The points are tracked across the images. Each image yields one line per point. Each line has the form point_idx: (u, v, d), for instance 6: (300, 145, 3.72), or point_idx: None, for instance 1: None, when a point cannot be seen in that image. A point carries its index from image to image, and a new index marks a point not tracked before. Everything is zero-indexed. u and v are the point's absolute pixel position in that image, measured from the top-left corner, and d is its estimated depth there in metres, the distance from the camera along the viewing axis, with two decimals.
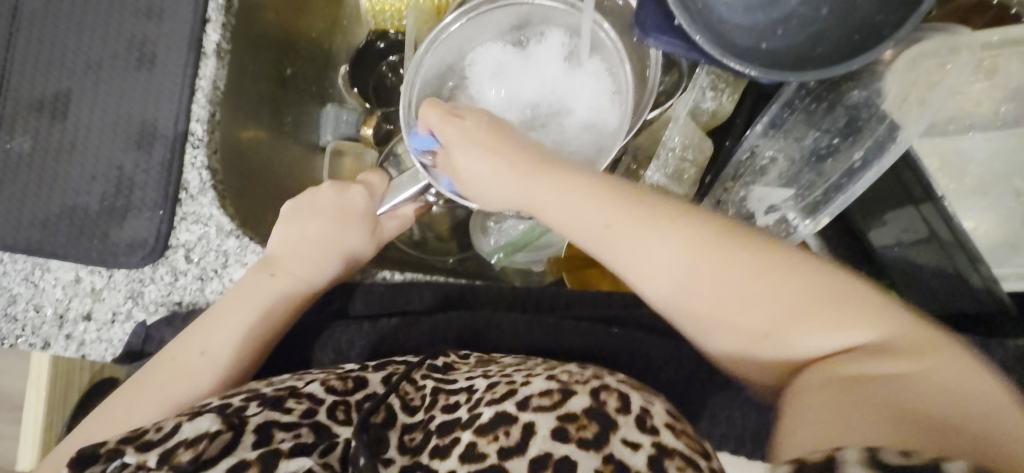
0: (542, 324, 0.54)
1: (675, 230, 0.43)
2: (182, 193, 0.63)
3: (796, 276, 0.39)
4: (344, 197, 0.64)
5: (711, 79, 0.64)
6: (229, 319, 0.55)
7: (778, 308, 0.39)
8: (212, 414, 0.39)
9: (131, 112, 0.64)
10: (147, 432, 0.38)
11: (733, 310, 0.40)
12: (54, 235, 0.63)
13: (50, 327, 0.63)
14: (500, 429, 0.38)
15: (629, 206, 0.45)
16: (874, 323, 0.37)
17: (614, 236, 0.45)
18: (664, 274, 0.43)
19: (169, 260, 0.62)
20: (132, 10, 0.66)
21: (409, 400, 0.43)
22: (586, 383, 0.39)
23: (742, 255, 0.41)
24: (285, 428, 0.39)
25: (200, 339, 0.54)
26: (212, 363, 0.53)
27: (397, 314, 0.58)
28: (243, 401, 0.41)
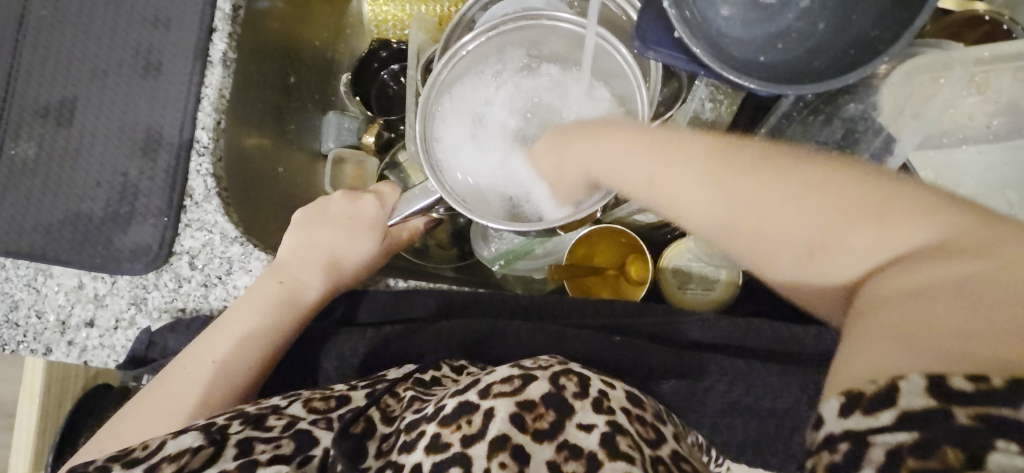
0: (545, 331, 0.54)
1: (702, 153, 0.37)
2: (186, 200, 0.63)
3: (842, 182, 0.34)
4: (354, 207, 0.66)
5: (710, 91, 0.66)
6: (236, 326, 0.55)
7: (814, 220, 0.34)
8: (195, 429, 0.39)
9: (136, 120, 0.65)
10: (134, 450, 0.38)
11: (750, 223, 0.36)
12: (57, 242, 0.64)
13: (52, 334, 0.63)
14: (462, 418, 0.37)
15: (643, 143, 0.40)
16: (929, 220, 0.31)
17: (631, 174, 0.40)
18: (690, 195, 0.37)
19: (173, 266, 0.63)
20: (139, 18, 0.67)
21: (390, 411, 0.43)
22: (549, 369, 0.40)
23: (768, 167, 0.35)
24: (265, 441, 0.40)
25: (208, 348, 0.54)
26: (220, 369, 0.53)
27: (400, 321, 0.58)
28: (226, 419, 0.41)
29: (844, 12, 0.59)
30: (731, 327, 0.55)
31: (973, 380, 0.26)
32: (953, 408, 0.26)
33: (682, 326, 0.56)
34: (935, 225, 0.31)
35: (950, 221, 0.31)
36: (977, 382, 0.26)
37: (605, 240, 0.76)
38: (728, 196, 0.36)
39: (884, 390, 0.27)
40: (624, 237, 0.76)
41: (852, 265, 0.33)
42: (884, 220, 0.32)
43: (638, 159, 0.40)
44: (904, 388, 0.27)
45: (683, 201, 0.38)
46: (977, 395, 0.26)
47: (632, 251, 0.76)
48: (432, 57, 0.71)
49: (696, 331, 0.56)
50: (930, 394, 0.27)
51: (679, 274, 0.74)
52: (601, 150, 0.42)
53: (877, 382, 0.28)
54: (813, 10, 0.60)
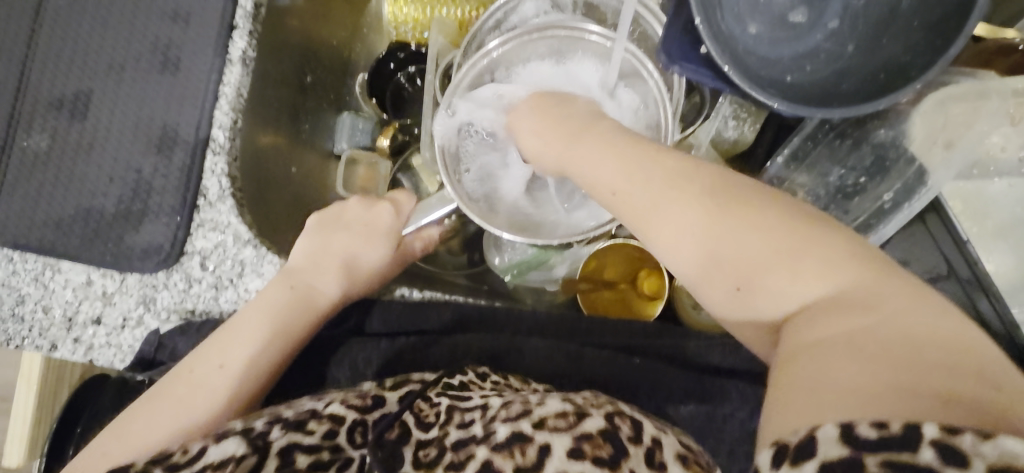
0: (563, 350, 0.54)
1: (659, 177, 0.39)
2: (200, 199, 0.62)
3: (780, 224, 0.34)
4: (371, 213, 0.65)
5: (733, 108, 0.65)
6: (245, 332, 0.54)
7: (759, 255, 0.34)
8: (237, 435, 0.40)
9: (152, 115, 0.64)
10: (173, 455, 0.39)
11: (702, 252, 0.36)
12: (67, 237, 0.62)
13: (58, 330, 0.62)
14: (516, 447, 0.38)
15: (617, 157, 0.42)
16: (851, 271, 0.32)
17: (605, 192, 0.42)
18: (659, 226, 0.38)
19: (184, 267, 0.62)
20: (158, 12, 0.65)
21: (423, 416, 0.43)
22: (602, 407, 0.40)
23: (711, 197, 0.36)
24: (307, 451, 0.41)
25: (217, 352, 0.53)
26: (227, 376, 0.52)
27: (415, 334, 0.58)
28: (265, 423, 0.42)
29: (874, 37, 0.58)
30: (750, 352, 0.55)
31: (936, 444, 0.24)
32: (866, 457, 0.25)
33: (703, 348, 0.55)
34: (844, 279, 0.32)
35: (853, 276, 0.32)
36: (925, 441, 0.24)
37: (620, 252, 0.75)
38: (683, 229, 0.37)
39: (808, 439, 0.26)
40: (639, 252, 0.75)
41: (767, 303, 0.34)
42: (802, 263, 0.33)
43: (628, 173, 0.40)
44: (820, 436, 0.26)
45: (644, 222, 0.39)
46: (885, 442, 0.25)
47: (646, 264, 0.75)
48: (451, 63, 0.70)
49: (717, 355, 0.55)
50: (845, 443, 0.25)
51: (695, 294, 0.72)
52: (576, 161, 0.45)
53: (799, 434, 0.27)
54: (841, 33, 0.59)
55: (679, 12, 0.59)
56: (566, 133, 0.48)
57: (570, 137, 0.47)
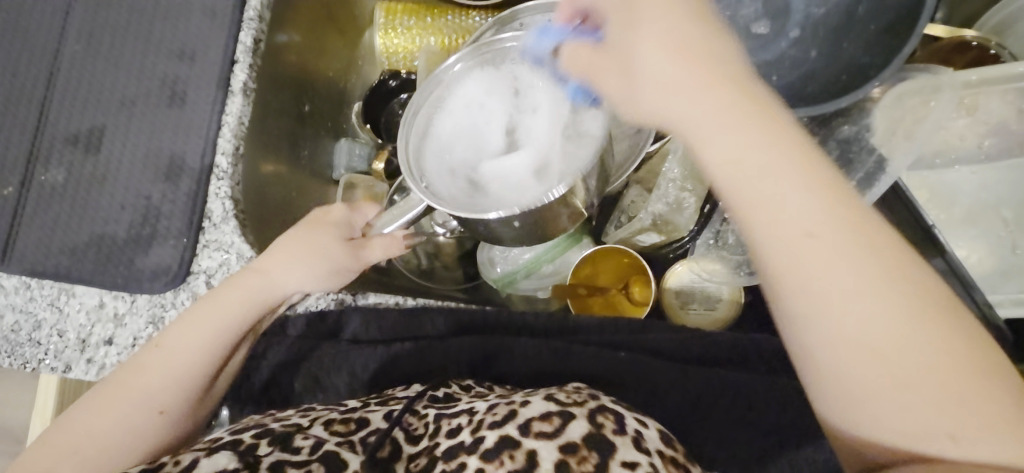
0: (551, 347, 0.56)
1: (859, 250, 0.34)
2: (205, 221, 0.66)
3: (943, 336, 0.33)
4: (323, 211, 0.59)
5: None
6: (196, 319, 0.53)
7: (918, 365, 0.33)
8: (227, 451, 0.43)
9: (160, 146, 0.68)
10: (164, 465, 0.41)
11: (856, 333, 0.34)
12: (81, 263, 0.66)
13: (72, 352, 0.65)
14: (505, 454, 0.41)
15: (837, 194, 0.35)
16: (986, 408, 0.32)
17: (787, 228, 0.35)
18: (812, 274, 0.34)
19: (191, 286, 0.65)
20: (165, 52, 0.71)
21: (413, 429, 0.47)
22: (585, 406, 0.43)
23: (887, 286, 0.34)
24: (296, 464, 0.42)
25: (171, 334, 0.53)
26: (172, 363, 0.51)
27: (410, 339, 0.60)
28: (253, 437, 0.44)
29: (835, 40, 0.62)
30: (731, 343, 0.57)
31: None
32: None
33: (686, 341, 0.57)
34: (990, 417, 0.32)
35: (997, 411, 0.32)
36: None
37: (610, 258, 0.75)
38: (844, 297, 0.34)
39: None
40: (627, 257, 0.75)
41: (873, 379, 0.33)
42: (951, 391, 0.32)
43: (783, 191, 0.35)
44: None
45: (798, 270, 0.35)
46: None
47: (635, 270, 0.75)
48: None
49: (698, 347, 0.57)
50: None
51: (682, 294, 0.73)
52: (761, 158, 0.35)
53: None
54: (804, 39, 0.63)
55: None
56: (694, 62, 0.36)
57: (771, 122, 0.36)
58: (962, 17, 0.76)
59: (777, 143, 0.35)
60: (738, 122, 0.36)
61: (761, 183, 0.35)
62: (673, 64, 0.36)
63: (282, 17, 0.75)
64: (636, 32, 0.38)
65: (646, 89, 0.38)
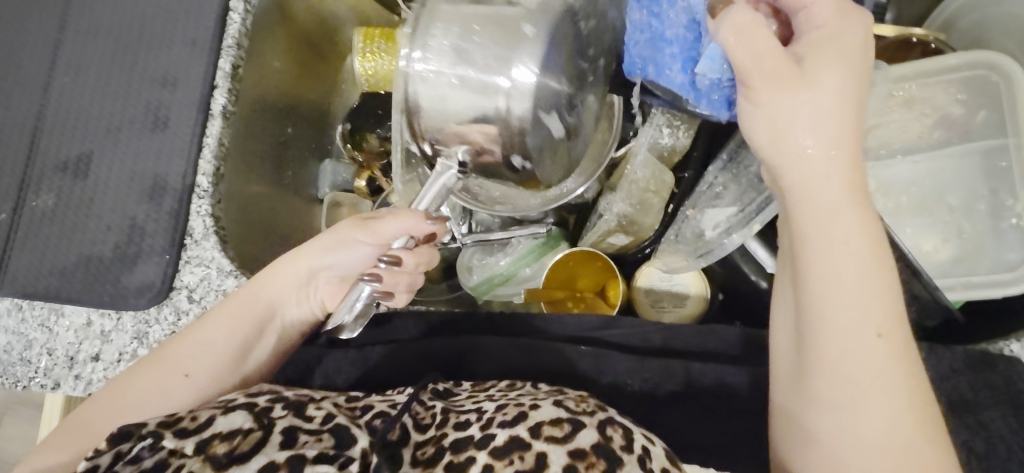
0: (518, 345, 0.59)
1: (900, 363, 0.42)
2: (187, 238, 0.69)
3: (920, 439, 0.41)
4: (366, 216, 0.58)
5: (666, 117, 0.70)
6: (221, 329, 0.56)
7: (883, 442, 0.41)
8: (243, 411, 0.44)
9: (144, 168, 0.72)
10: (182, 420, 0.43)
11: (849, 398, 0.42)
12: (70, 282, 0.69)
13: (61, 369, 0.68)
14: (515, 453, 0.43)
15: (889, 296, 0.42)
16: None
17: (837, 295, 0.42)
18: (839, 344, 0.42)
19: (173, 301, 0.68)
20: (149, 81, 0.74)
21: (420, 418, 0.49)
22: (595, 416, 0.46)
23: (889, 382, 0.41)
24: (309, 432, 0.45)
25: (196, 343, 0.56)
26: (197, 376, 0.55)
27: (383, 342, 0.62)
28: (268, 402, 0.47)
29: None
30: (692, 335, 0.59)
31: None
32: None
33: (645, 333, 0.60)
34: None
35: None
36: None
37: (583, 262, 0.76)
38: (857, 373, 0.41)
39: None
40: (600, 261, 0.76)
41: (841, 431, 0.42)
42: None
43: (844, 275, 0.42)
44: None
45: (829, 334, 0.42)
46: None
47: (608, 273, 0.76)
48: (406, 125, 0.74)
49: (658, 338, 0.60)
50: None
51: (653, 292, 0.76)
52: (855, 265, 0.42)
53: None
54: None
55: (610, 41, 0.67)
56: (829, 131, 0.43)
57: (873, 238, 0.42)
58: (912, 16, 0.78)
59: (862, 239, 0.42)
60: (852, 210, 0.43)
61: (833, 255, 0.42)
62: (831, 121, 0.43)
63: (262, 45, 0.79)
64: (823, 84, 0.43)
65: (788, 99, 0.44)
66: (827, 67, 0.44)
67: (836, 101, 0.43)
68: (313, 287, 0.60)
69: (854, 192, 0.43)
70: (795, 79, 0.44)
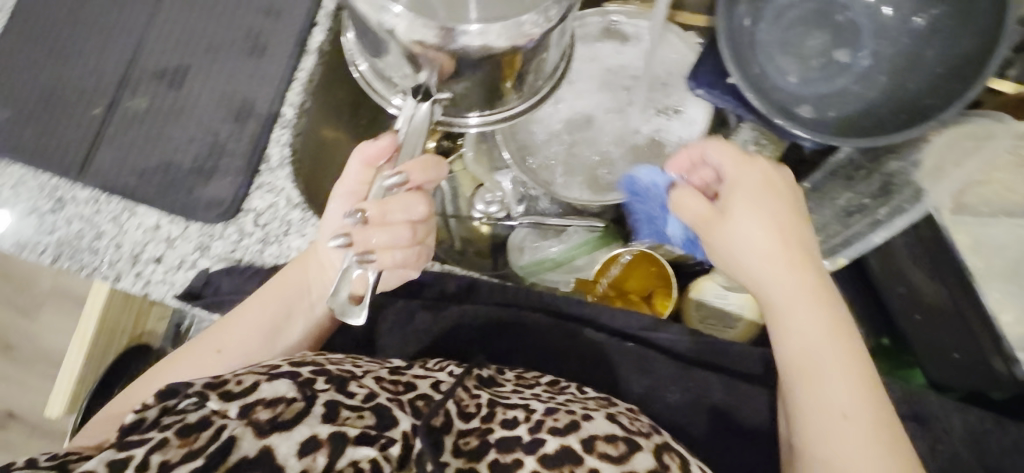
0: (562, 327, 0.59)
1: (881, 435, 0.46)
2: (263, 164, 0.71)
3: None
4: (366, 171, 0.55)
5: (754, 133, 0.72)
6: (250, 316, 0.57)
7: None
8: (288, 381, 0.43)
9: (234, 90, 0.74)
10: (227, 383, 0.41)
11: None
12: (147, 184, 0.72)
13: (124, 264, 0.71)
14: (566, 466, 0.43)
15: (865, 382, 0.48)
16: None
17: (814, 378, 0.48)
18: (826, 420, 0.47)
19: (239, 221, 0.70)
20: (255, 7, 0.76)
21: (465, 407, 0.48)
22: (651, 442, 0.46)
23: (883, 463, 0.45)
24: (351, 408, 0.43)
25: (225, 336, 0.57)
26: (226, 359, 0.56)
27: (430, 298, 0.63)
28: (311, 374, 0.45)
29: (902, 78, 0.64)
30: (743, 355, 0.58)
31: None
32: None
33: (696, 344, 0.58)
34: None
35: None
36: None
37: (640, 264, 0.75)
38: (849, 451, 0.46)
39: None
40: (655, 266, 0.75)
41: None
42: None
43: (818, 360, 0.49)
44: None
45: (814, 414, 0.48)
46: None
47: (661, 279, 0.75)
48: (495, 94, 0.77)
49: (708, 353, 0.58)
50: None
51: (704, 307, 0.74)
52: (823, 349, 0.49)
53: None
54: (869, 74, 0.66)
55: (719, 35, 0.64)
56: (786, 246, 0.51)
57: (840, 327, 0.50)
58: None
59: (830, 327, 0.49)
60: (819, 303, 0.50)
61: (805, 341, 0.49)
62: (779, 241, 0.51)
63: None
64: (746, 217, 0.52)
65: (738, 229, 0.52)
66: (757, 204, 0.52)
67: (766, 227, 0.51)
68: (330, 271, 0.57)
69: (818, 291, 0.50)
70: (742, 216, 0.52)
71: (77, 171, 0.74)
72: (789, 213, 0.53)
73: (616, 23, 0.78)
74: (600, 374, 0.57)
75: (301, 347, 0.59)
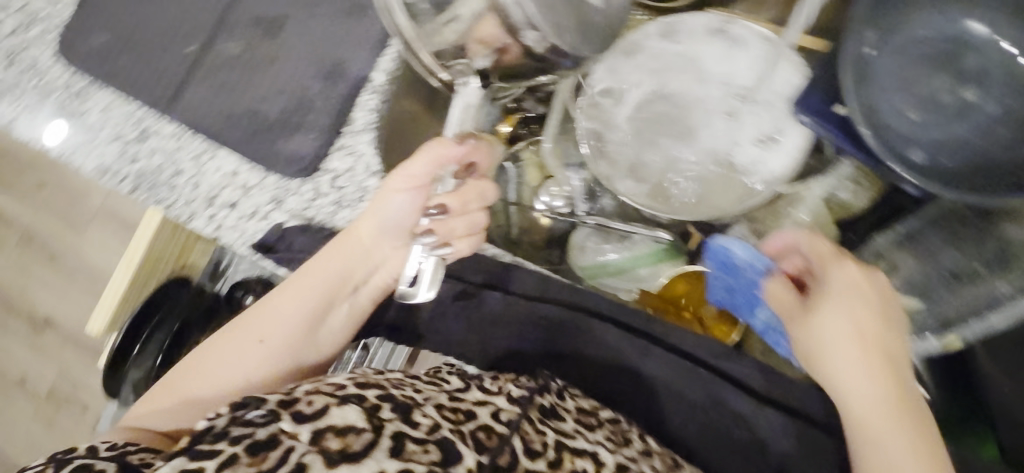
0: (633, 343, 0.58)
1: None
2: (347, 127, 0.71)
3: None
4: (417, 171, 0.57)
5: (853, 172, 0.69)
6: (288, 303, 0.59)
7: None
8: (357, 406, 0.43)
9: (328, 47, 0.73)
10: (298, 403, 0.42)
11: None
12: (232, 130, 0.72)
13: (199, 204, 0.71)
14: None
15: None
16: None
17: None
18: None
19: (316, 180, 0.70)
20: None
21: (530, 442, 0.46)
22: None
23: None
24: (417, 441, 0.43)
25: (265, 324, 0.59)
26: (269, 347, 0.58)
27: (500, 289, 0.62)
28: (376, 397, 0.45)
29: None
30: (814, 399, 0.56)
31: None
32: None
33: (768, 381, 0.57)
34: None
35: None
36: None
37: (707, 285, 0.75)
38: None
39: None
40: None
41: None
42: None
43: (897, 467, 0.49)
44: None
45: None
46: None
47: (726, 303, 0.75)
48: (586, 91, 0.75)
49: (777, 391, 0.56)
50: None
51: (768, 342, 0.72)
52: (903, 457, 0.49)
53: None
54: (991, 128, 0.62)
55: (842, 65, 0.61)
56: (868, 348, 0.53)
57: (921, 436, 0.50)
58: None
59: (913, 436, 0.50)
60: (901, 411, 0.51)
61: (885, 446, 0.50)
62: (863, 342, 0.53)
63: None
64: (834, 314, 0.54)
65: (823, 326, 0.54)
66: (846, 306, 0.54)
67: (853, 326, 0.53)
68: (371, 256, 0.61)
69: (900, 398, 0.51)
70: (830, 316, 0.54)
71: (166, 105, 0.75)
72: (875, 316, 0.54)
73: (726, 28, 0.73)
74: (665, 397, 0.57)
75: (341, 332, 0.62)
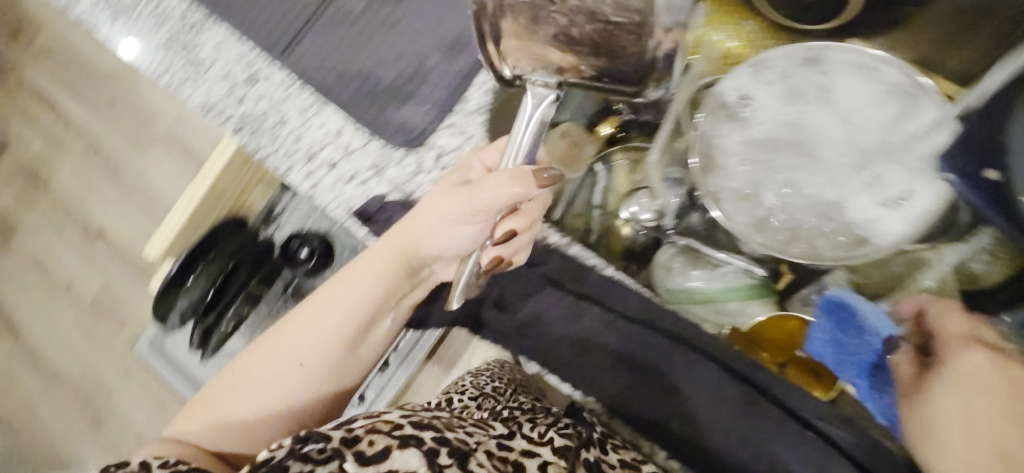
0: (736, 390, 0.54)
1: None
2: (461, 104, 0.68)
3: None
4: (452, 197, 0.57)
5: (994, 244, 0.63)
6: (318, 322, 0.62)
7: None
8: (418, 451, 0.45)
9: (454, 16, 0.69)
10: (360, 442, 0.45)
11: None
12: (343, 88, 0.70)
13: (299, 159, 0.71)
14: None
15: None
16: None
17: None
18: None
19: (420, 153, 0.68)
20: None
21: None
22: None
23: None
24: None
25: (297, 349, 0.62)
26: (305, 370, 0.62)
27: (597, 303, 0.59)
28: (433, 440, 0.47)
29: None
30: None
31: None
32: None
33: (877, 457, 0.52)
34: None
35: None
36: None
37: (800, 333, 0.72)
38: None
39: None
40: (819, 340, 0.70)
41: None
42: None
43: None
44: None
45: None
46: None
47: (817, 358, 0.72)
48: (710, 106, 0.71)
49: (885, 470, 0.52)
50: None
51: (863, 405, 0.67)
52: None
53: None
54: None
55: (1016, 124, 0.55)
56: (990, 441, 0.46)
57: None
58: None
59: None
60: None
61: None
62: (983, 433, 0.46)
63: None
64: (952, 391, 0.49)
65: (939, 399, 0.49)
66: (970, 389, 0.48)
67: (971, 410, 0.47)
68: (393, 282, 0.63)
69: None
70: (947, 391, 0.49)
71: (279, 52, 0.73)
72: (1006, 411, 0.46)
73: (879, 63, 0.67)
74: (762, 452, 0.53)
75: (371, 347, 0.66)
